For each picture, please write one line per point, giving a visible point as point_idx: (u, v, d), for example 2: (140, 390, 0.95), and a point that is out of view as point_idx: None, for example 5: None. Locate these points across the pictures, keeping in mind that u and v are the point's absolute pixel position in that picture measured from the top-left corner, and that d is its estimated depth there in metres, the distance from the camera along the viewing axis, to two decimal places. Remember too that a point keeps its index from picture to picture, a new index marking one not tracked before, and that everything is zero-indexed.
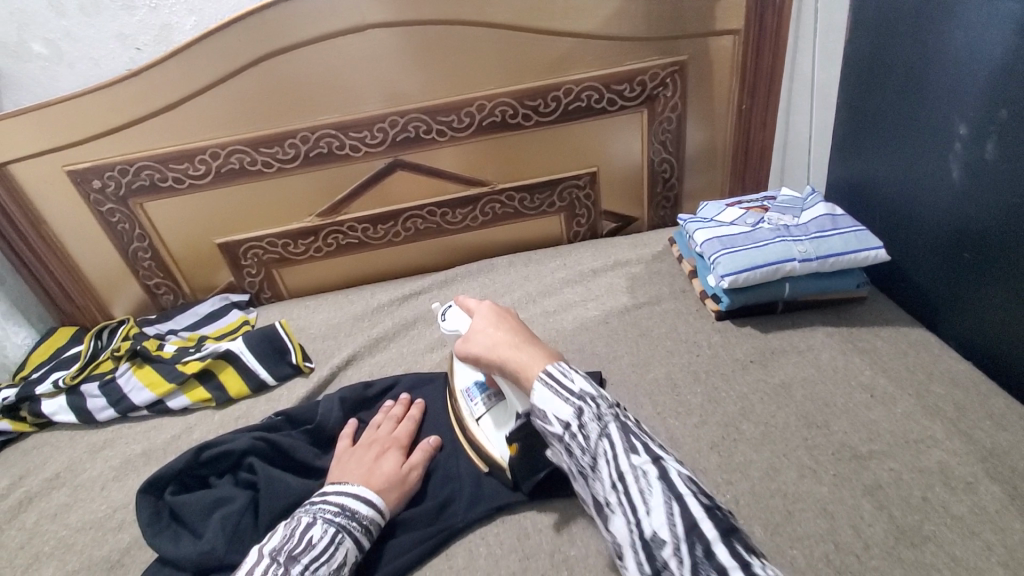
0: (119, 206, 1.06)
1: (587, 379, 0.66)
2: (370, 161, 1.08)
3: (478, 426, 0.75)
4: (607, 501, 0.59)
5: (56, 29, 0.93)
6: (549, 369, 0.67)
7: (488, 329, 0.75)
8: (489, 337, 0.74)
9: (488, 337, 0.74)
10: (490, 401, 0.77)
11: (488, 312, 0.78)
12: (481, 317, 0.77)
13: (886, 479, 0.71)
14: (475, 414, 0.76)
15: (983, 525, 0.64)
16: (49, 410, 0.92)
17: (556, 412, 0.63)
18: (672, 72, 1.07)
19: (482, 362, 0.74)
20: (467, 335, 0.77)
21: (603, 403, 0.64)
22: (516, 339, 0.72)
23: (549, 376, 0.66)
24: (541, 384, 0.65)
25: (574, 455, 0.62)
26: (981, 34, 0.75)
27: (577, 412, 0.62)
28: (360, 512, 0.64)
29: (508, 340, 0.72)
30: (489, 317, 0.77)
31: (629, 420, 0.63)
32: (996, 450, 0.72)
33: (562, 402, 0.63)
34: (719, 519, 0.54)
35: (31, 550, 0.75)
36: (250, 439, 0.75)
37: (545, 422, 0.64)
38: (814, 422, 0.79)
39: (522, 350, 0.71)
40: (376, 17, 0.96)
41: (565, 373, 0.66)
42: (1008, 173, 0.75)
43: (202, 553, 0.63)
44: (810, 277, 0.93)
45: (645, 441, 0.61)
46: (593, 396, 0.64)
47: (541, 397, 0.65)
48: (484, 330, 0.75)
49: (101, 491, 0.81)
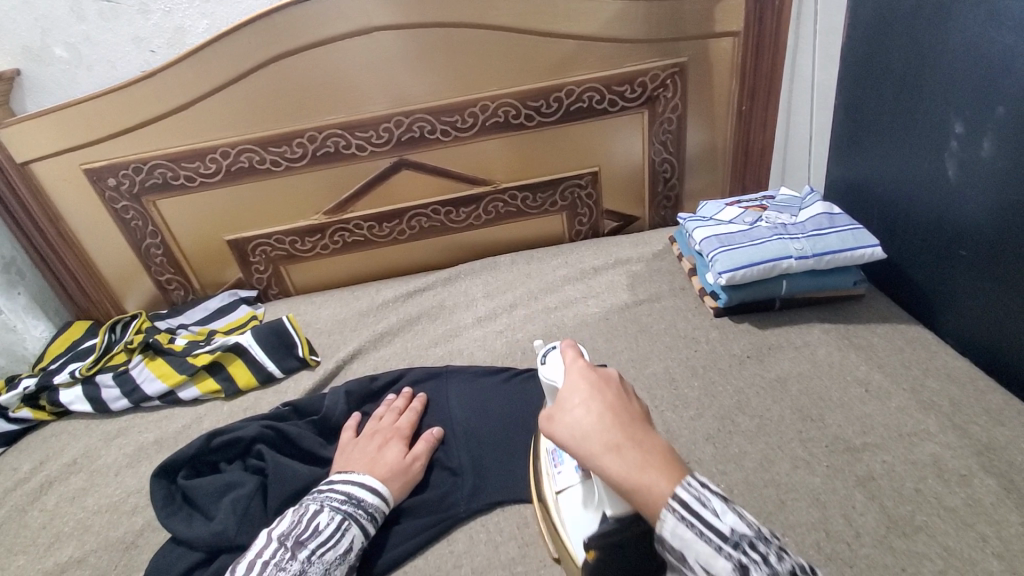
0: (132, 203, 1.09)
1: (736, 506, 0.43)
2: (377, 160, 1.10)
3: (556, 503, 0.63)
4: None
5: (76, 33, 0.97)
6: (681, 493, 0.43)
7: (579, 409, 0.49)
8: (579, 425, 0.48)
9: (583, 424, 0.48)
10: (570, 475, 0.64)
11: (579, 379, 0.51)
12: (569, 385, 0.51)
13: (879, 470, 0.72)
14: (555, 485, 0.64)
15: (977, 518, 0.66)
16: (66, 399, 0.95)
17: (703, 563, 0.42)
18: (672, 73, 1.09)
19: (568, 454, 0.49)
20: (552, 409, 0.51)
21: (768, 549, 0.42)
22: (617, 437, 0.46)
23: (685, 508, 0.42)
24: (677, 522, 0.42)
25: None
26: (979, 32, 0.77)
27: (739, 566, 0.41)
28: (366, 501, 0.66)
29: (606, 438, 0.46)
30: (582, 389, 0.50)
31: (804, 570, 0.43)
32: (991, 444, 0.73)
33: (713, 552, 0.42)
34: None
35: (51, 531, 0.77)
36: (259, 427, 0.78)
37: (684, 566, 0.43)
38: (809, 415, 0.80)
39: (627, 456, 0.45)
40: (383, 19, 0.99)
41: (702, 496, 0.43)
42: (1004, 170, 0.76)
43: (214, 533, 0.65)
44: (808, 273, 0.94)
45: None
46: (751, 538, 0.42)
47: (677, 539, 0.42)
48: (574, 409, 0.49)
49: (115, 477, 0.84)
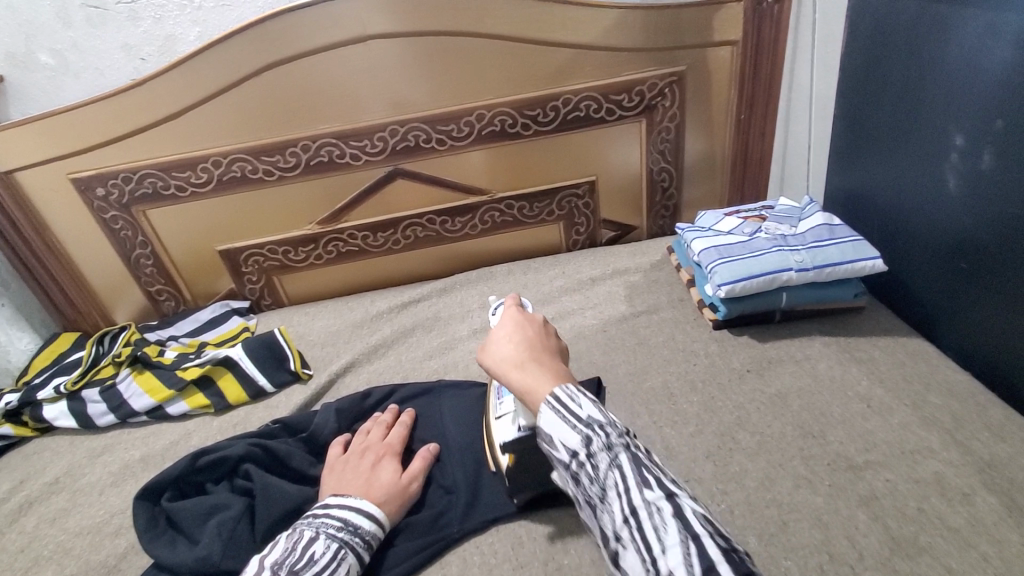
0: (122, 213, 1.07)
1: (599, 403, 0.53)
2: (370, 169, 1.09)
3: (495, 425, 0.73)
4: (616, 536, 0.49)
5: (63, 40, 0.95)
6: (557, 391, 0.54)
7: (499, 338, 0.63)
8: (496, 351, 0.61)
9: (504, 350, 0.61)
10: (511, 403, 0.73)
11: (508, 319, 0.65)
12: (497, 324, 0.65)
13: (881, 489, 0.71)
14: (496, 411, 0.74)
15: (981, 538, 0.64)
16: (51, 415, 0.93)
17: (562, 440, 0.52)
18: (670, 82, 1.08)
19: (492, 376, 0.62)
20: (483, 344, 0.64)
21: (614, 431, 0.52)
22: (522, 356, 0.59)
23: (557, 401, 0.53)
24: (547, 408, 0.53)
25: (582, 484, 0.52)
26: (979, 42, 0.75)
27: (586, 440, 0.51)
28: (363, 527, 0.64)
29: (515, 358, 0.59)
30: (506, 325, 0.64)
31: (642, 450, 0.52)
32: (995, 462, 0.71)
33: (569, 429, 0.52)
34: (739, 561, 0.44)
35: (32, 553, 0.75)
36: (247, 445, 0.76)
37: (550, 447, 0.53)
38: (810, 432, 0.79)
39: (527, 368, 0.58)
40: (377, 27, 0.97)
41: (573, 396, 0.54)
42: (1005, 183, 0.75)
43: (199, 559, 0.63)
44: (807, 286, 0.93)
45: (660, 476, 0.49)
46: (603, 422, 0.52)
47: (547, 422, 0.53)
48: (500, 341, 0.62)
49: (99, 495, 0.82)
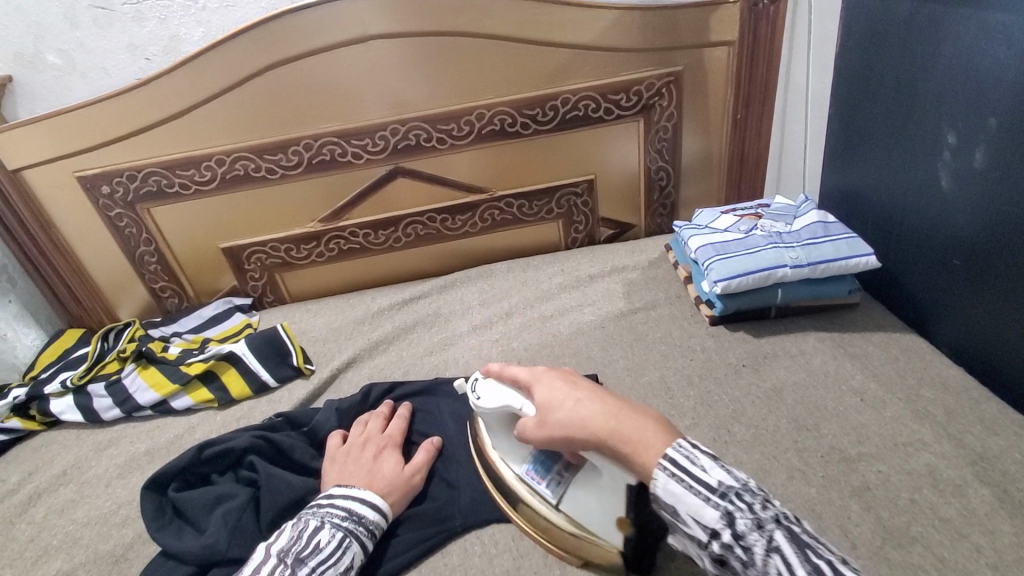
0: (127, 211, 1.08)
1: (724, 464, 0.50)
2: (372, 168, 1.10)
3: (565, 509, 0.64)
4: None
5: (70, 40, 0.96)
6: (670, 451, 0.51)
7: (568, 402, 0.59)
8: (573, 414, 0.58)
9: (573, 410, 0.58)
10: (562, 478, 0.65)
11: (551, 378, 0.64)
12: (549, 386, 0.62)
13: (874, 481, 0.72)
14: (550, 499, 0.65)
15: (972, 528, 0.66)
16: (57, 409, 0.94)
17: (696, 515, 0.48)
18: (668, 82, 1.10)
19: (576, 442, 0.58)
20: (547, 407, 0.61)
21: (756, 502, 0.48)
22: (612, 407, 0.56)
23: (675, 465, 0.50)
24: (670, 479, 0.49)
25: (731, 565, 0.48)
26: (971, 43, 0.77)
27: (726, 515, 0.47)
28: (366, 517, 0.65)
29: (602, 413, 0.56)
30: (560, 384, 0.62)
31: (793, 522, 0.48)
32: (986, 454, 0.73)
33: (701, 503, 0.48)
34: None
35: (39, 544, 0.77)
36: (251, 437, 0.77)
37: (680, 521, 0.49)
38: (804, 425, 0.80)
39: (621, 421, 0.55)
40: (379, 28, 0.99)
41: (692, 455, 0.50)
42: (996, 180, 0.77)
43: (205, 547, 0.65)
44: (802, 283, 0.95)
45: (831, 559, 0.45)
46: (738, 490, 0.48)
47: (673, 496, 0.49)
48: (563, 404, 0.59)
49: (105, 488, 0.83)
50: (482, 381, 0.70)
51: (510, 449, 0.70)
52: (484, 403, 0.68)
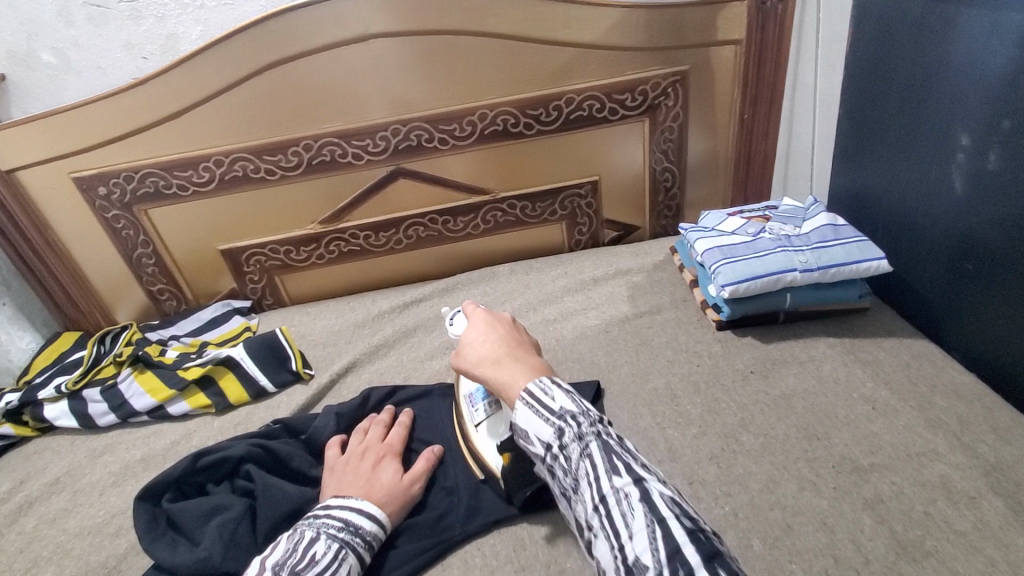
0: (124, 212, 1.07)
1: (571, 394, 0.59)
2: (372, 169, 1.08)
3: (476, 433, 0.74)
4: (590, 522, 0.54)
5: (65, 39, 0.95)
6: (531, 385, 0.60)
7: (477, 340, 0.68)
8: (475, 351, 0.67)
9: (480, 349, 0.67)
10: (491, 408, 0.74)
11: (479, 318, 0.71)
12: (471, 326, 0.70)
13: (886, 492, 0.70)
14: (474, 420, 0.75)
15: (987, 542, 0.64)
16: (51, 415, 0.93)
17: (537, 434, 0.58)
18: (673, 81, 1.08)
19: (469, 375, 0.68)
20: (460, 348, 0.70)
21: (586, 422, 0.57)
22: (499, 353, 0.65)
23: (531, 396, 0.59)
24: (523, 405, 0.59)
25: (558, 474, 0.57)
26: (985, 43, 0.75)
27: (558, 432, 0.57)
28: (364, 528, 0.64)
29: (492, 356, 0.65)
30: (479, 327, 0.69)
31: (611, 438, 0.57)
32: (1002, 465, 0.71)
33: (542, 422, 0.58)
34: (702, 541, 0.49)
35: (32, 553, 0.75)
36: (248, 445, 0.75)
37: (527, 441, 0.59)
38: (814, 434, 0.78)
39: (505, 365, 0.64)
40: (379, 27, 0.97)
41: (548, 389, 0.59)
42: (1011, 184, 0.74)
43: (199, 560, 0.63)
44: (811, 287, 0.93)
45: (628, 464, 0.54)
46: (575, 413, 0.57)
47: (523, 417, 0.59)
48: (473, 342, 0.68)
49: (100, 496, 0.82)
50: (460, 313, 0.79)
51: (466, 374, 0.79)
52: (454, 327, 0.78)
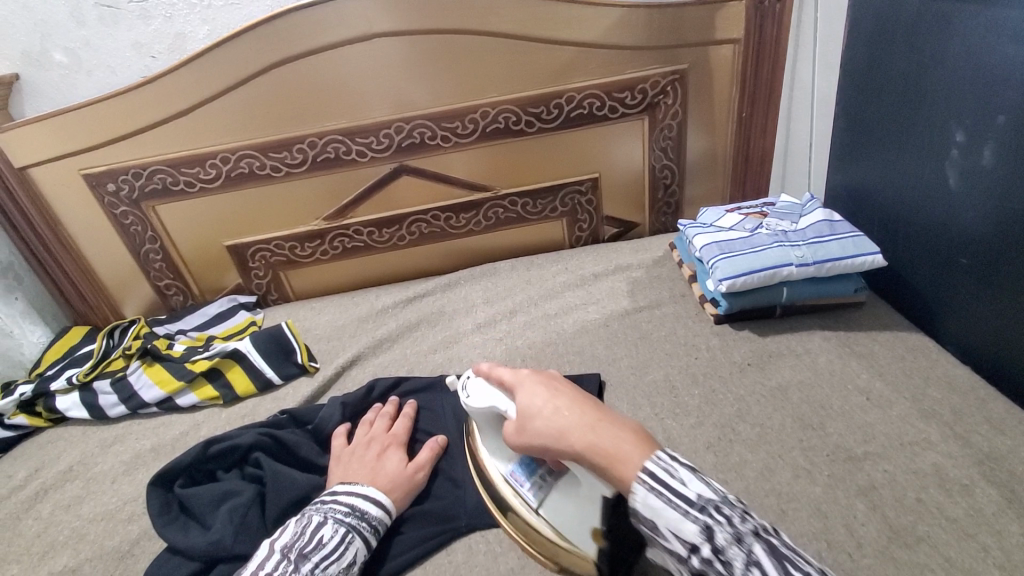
0: (132, 209, 1.09)
1: (702, 477, 0.50)
2: (376, 166, 1.10)
3: (540, 516, 0.64)
4: None
5: (75, 38, 0.97)
6: (648, 464, 0.50)
7: (547, 409, 0.59)
8: (552, 421, 0.57)
9: (554, 419, 0.57)
10: (545, 483, 0.65)
11: (533, 383, 0.63)
12: (531, 392, 0.61)
13: (881, 480, 0.72)
14: (530, 502, 0.65)
15: (978, 528, 0.65)
16: (63, 406, 0.95)
17: (677, 531, 0.48)
18: (673, 80, 1.09)
19: (553, 451, 0.58)
20: (527, 417, 0.60)
21: (734, 515, 0.49)
22: (588, 418, 0.56)
23: (654, 479, 0.49)
24: (649, 492, 0.49)
25: None
26: (979, 41, 0.77)
27: (706, 530, 0.48)
28: (370, 513, 0.65)
29: (580, 424, 0.56)
30: (540, 391, 0.61)
31: (767, 533, 0.49)
32: (992, 453, 0.73)
33: (682, 517, 0.48)
34: None
35: (46, 539, 0.77)
36: (256, 434, 0.77)
37: (660, 536, 0.50)
38: (809, 423, 0.80)
39: (599, 433, 0.54)
40: (383, 26, 0.99)
41: (670, 468, 0.50)
42: (1005, 179, 0.76)
43: (211, 543, 0.65)
44: (808, 281, 0.94)
45: (807, 572, 0.46)
46: (716, 502, 0.49)
47: (652, 508, 0.49)
48: (544, 410, 0.59)
49: (111, 484, 0.83)
50: (475, 381, 0.70)
51: (497, 451, 0.70)
52: (473, 401, 0.68)
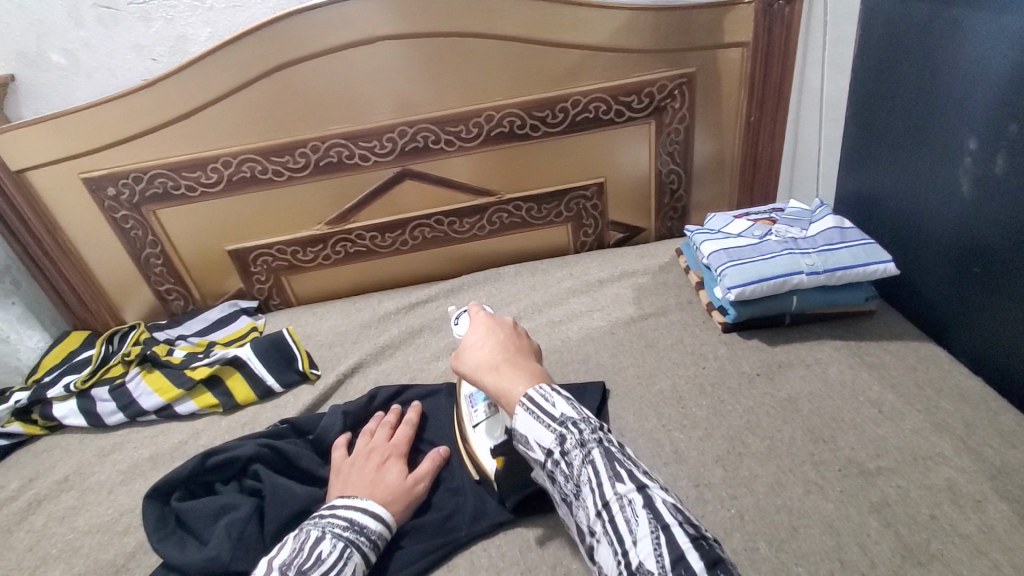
0: (132, 213, 1.07)
1: (571, 402, 0.60)
2: (379, 170, 1.09)
3: (474, 434, 0.74)
4: (592, 529, 0.54)
5: (76, 40, 0.96)
6: (530, 392, 0.61)
7: (476, 345, 0.69)
8: (474, 357, 0.68)
9: (476, 356, 0.68)
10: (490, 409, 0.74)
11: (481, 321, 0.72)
12: (471, 328, 0.72)
13: (893, 496, 0.70)
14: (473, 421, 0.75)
15: (993, 546, 0.63)
16: (60, 413, 0.93)
17: (538, 439, 0.58)
18: (680, 83, 1.08)
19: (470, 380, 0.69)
20: (460, 350, 0.71)
21: (588, 430, 0.58)
22: (497, 361, 0.66)
23: (531, 401, 0.60)
24: (523, 410, 0.60)
25: (560, 480, 0.57)
26: (993, 47, 0.75)
27: (559, 438, 0.57)
28: (369, 527, 0.64)
29: (489, 363, 0.67)
30: (480, 330, 0.71)
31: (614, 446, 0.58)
32: (1008, 469, 0.71)
33: (544, 428, 0.58)
34: (704, 547, 0.49)
35: (42, 550, 0.76)
36: (255, 445, 0.76)
37: (528, 446, 0.60)
38: (820, 437, 0.78)
39: (501, 373, 0.65)
40: (386, 29, 0.97)
41: (547, 395, 0.60)
42: (1018, 189, 0.74)
43: (208, 559, 0.63)
44: (818, 289, 0.92)
45: (631, 471, 0.55)
46: (576, 419, 0.58)
47: (522, 422, 0.60)
48: (474, 346, 0.69)
49: (108, 494, 0.82)
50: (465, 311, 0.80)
51: None
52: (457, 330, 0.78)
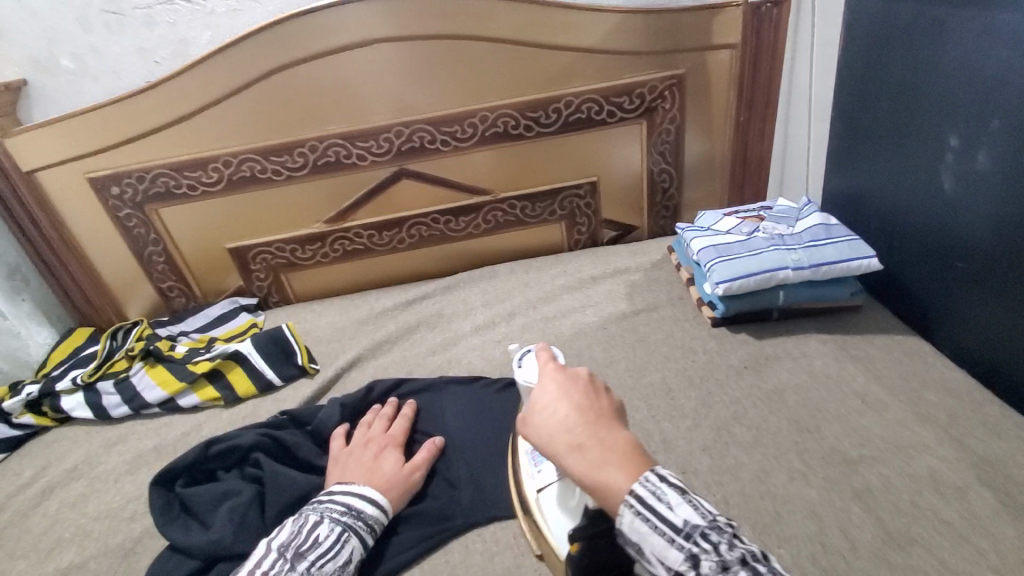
0: (135, 211, 1.10)
1: (694, 501, 0.44)
2: (377, 169, 1.11)
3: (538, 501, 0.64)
4: None
5: (81, 44, 0.98)
6: (637, 488, 0.45)
7: (548, 409, 0.51)
8: (548, 426, 0.50)
9: (552, 427, 0.50)
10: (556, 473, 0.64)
11: (551, 376, 0.53)
12: (539, 387, 0.53)
13: (876, 483, 0.72)
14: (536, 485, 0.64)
15: (972, 531, 0.66)
16: (67, 406, 0.96)
17: (659, 556, 0.43)
18: (670, 84, 1.10)
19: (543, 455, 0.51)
20: (526, 414, 0.53)
21: (724, 542, 0.43)
22: (580, 434, 0.48)
23: (639, 501, 0.44)
24: (631, 515, 0.44)
25: None
26: (974, 47, 0.78)
27: (691, 557, 0.42)
28: (366, 512, 0.66)
29: (571, 439, 0.48)
30: (549, 389, 0.52)
31: (764, 563, 0.43)
32: (987, 457, 0.73)
33: (665, 543, 0.43)
34: None
35: (52, 537, 0.78)
36: (256, 434, 0.78)
37: (644, 559, 0.44)
38: (805, 427, 0.80)
39: (591, 454, 0.47)
40: (383, 32, 1.00)
41: (659, 491, 0.44)
42: (1001, 183, 0.77)
43: (212, 542, 0.66)
44: (804, 284, 0.95)
45: None
46: (704, 528, 0.43)
47: (633, 531, 0.44)
48: (546, 412, 0.51)
49: (115, 483, 0.84)
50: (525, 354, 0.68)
51: None
52: None
